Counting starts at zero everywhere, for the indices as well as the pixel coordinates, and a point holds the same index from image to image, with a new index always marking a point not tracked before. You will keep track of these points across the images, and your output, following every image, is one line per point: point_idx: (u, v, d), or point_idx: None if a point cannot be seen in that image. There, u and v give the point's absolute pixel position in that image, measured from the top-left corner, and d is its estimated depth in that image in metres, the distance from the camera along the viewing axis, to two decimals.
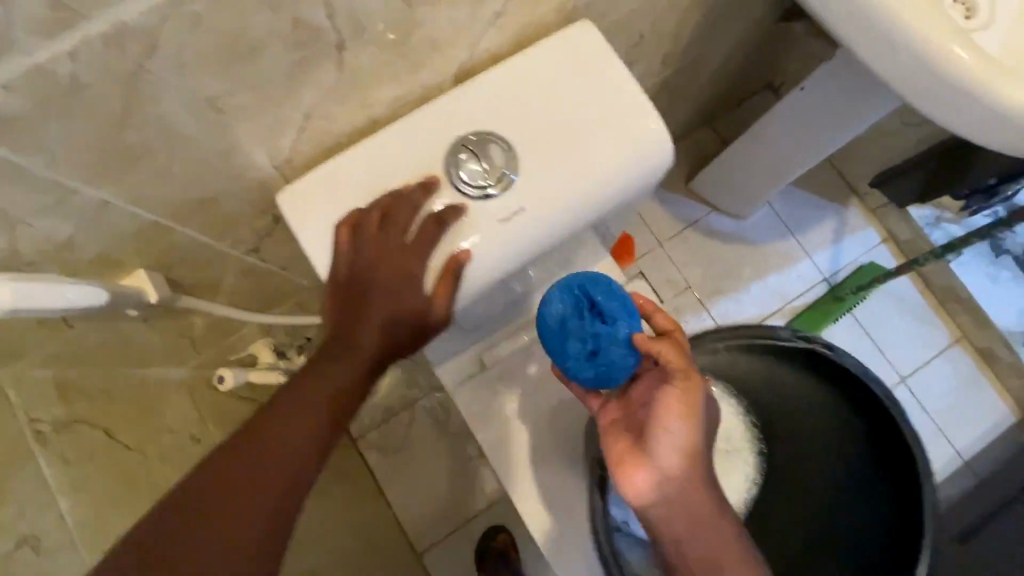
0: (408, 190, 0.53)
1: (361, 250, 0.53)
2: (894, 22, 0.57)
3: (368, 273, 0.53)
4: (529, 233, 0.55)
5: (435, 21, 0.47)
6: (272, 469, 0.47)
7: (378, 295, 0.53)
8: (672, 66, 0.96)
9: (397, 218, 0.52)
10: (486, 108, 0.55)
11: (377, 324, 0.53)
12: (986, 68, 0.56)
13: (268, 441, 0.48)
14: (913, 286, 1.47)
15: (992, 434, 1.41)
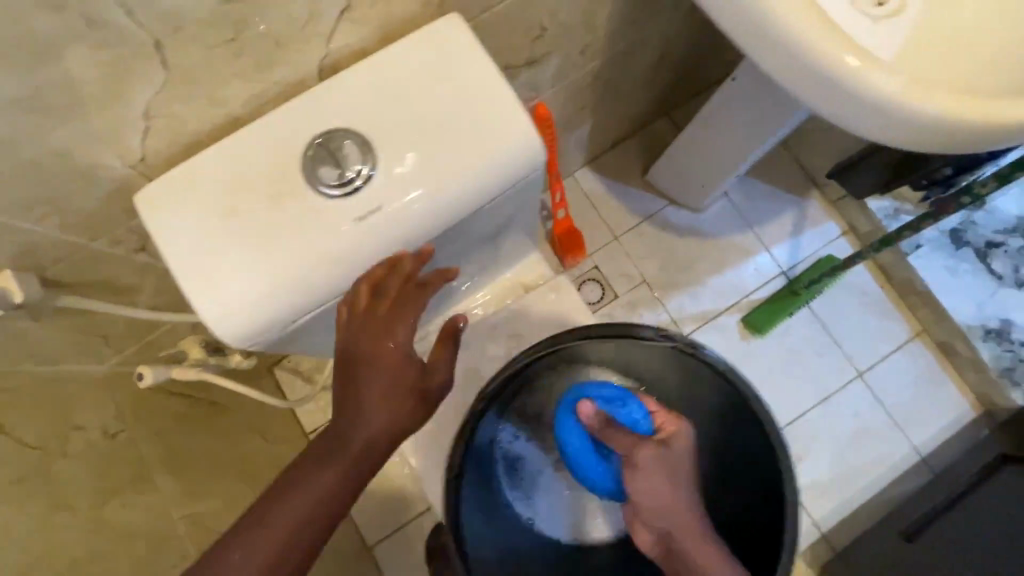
0: (398, 260, 0.55)
1: (352, 328, 0.53)
2: (775, 21, 0.54)
3: (358, 358, 0.52)
4: (386, 232, 0.55)
5: (268, 19, 0.47)
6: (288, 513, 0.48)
7: (366, 383, 0.51)
8: (597, 58, 0.95)
9: (387, 291, 0.54)
10: (346, 105, 0.55)
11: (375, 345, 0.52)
12: (873, 68, 0.52)
13: (272, 527, 0.48)
14: (873, 279, 1.44)
15: (950, 430, 1.38)
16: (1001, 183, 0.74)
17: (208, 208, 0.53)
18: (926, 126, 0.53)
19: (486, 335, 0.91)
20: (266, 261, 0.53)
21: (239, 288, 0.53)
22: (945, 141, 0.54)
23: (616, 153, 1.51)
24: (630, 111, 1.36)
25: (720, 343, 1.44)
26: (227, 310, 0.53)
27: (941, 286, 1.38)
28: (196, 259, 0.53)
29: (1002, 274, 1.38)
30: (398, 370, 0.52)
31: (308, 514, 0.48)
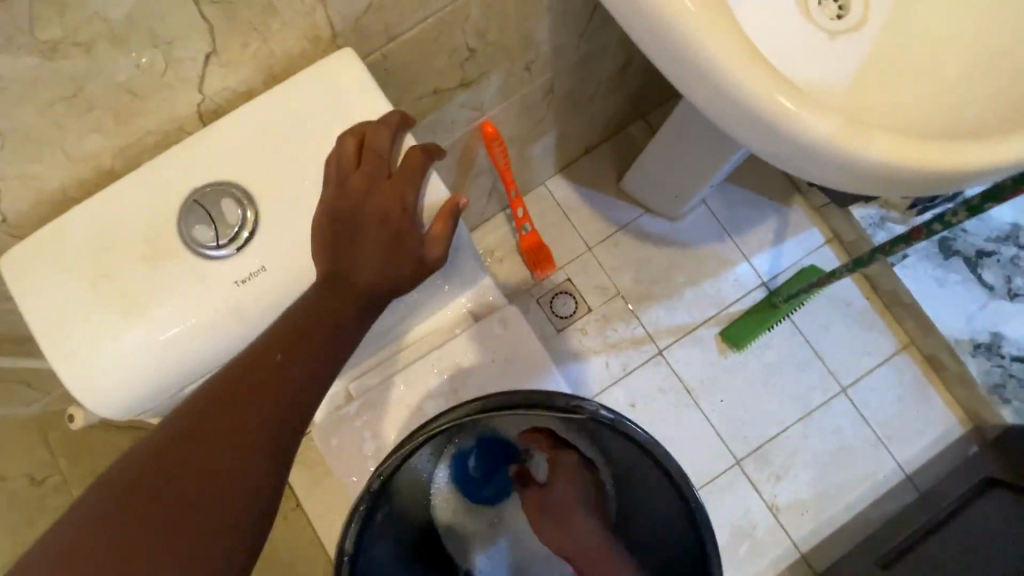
0: (385, 118, 0.51)
1: (342, 188, 0.50)
2: (699, 54, 0.48)
3: (355, 215, 0.50)
4: (271, 297, 0.51)
5: (115, 72, 0.42)
6: (254, 410, 0.44)
7: (365, 242, 0.50)
8: (547, 71, 0.89)
9: (379, 144, 0.50)
10: (228, 153, 0.50)
11: (364, 218, 0.50)
12: (805, 108, 0.47)
13: (245, 416, 0.44)
14: (857, 289, 1.38)
15: (938, 445, 1.33)
16: (970, 214, 0.68)
17: (76, 271, 0.49)
18: (863, 174, 0.48)
19: (431, 369, 0.86)
20: (139, 328, 0.49)
21: (110, 357, 0.49)
22: (886, 188, 0.49)
23: (588, 159, 1.45)
24: (599, 117, 1.30)
25: (698, 358, 1.38)
26: (98, 382, 0.49)
27: (929, 298, 1.32)
28: (65, 327, 0.49)
29: (994, 285, 1.31)
30: (398, 230, 0.50)
31: (284, 397, 0.46)
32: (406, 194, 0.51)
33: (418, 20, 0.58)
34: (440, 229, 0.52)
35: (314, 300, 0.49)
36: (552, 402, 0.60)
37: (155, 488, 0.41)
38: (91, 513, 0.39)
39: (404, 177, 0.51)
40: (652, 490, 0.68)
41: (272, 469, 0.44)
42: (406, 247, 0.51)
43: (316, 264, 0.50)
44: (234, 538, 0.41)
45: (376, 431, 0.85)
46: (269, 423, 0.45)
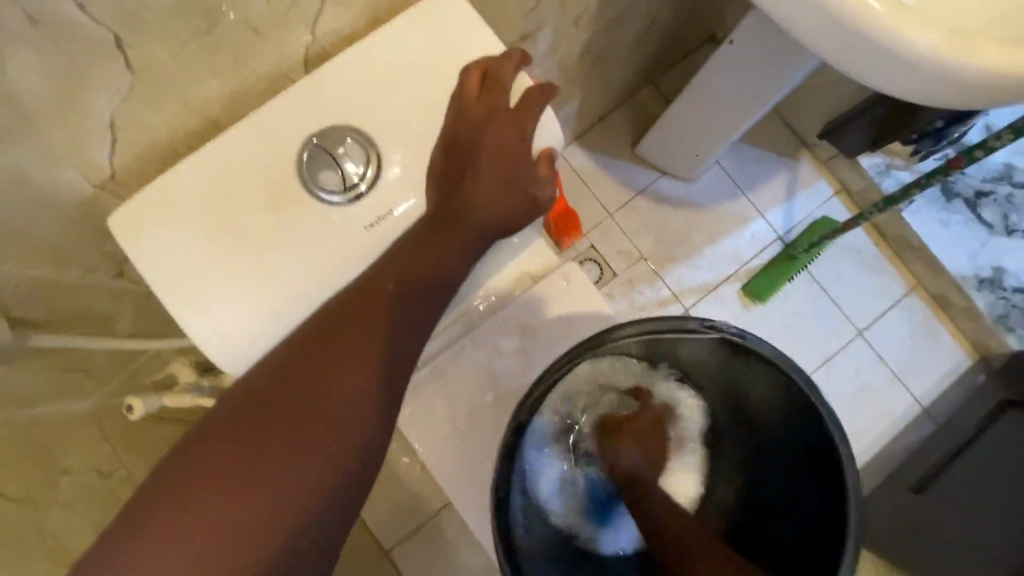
0: (507, 53, 0.51)
1: (460, 121, 0.50)
2: None
3: (475, 146, 0.49)
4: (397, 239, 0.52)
5: (247, 4, 0.41)
6: (376, 338, 0.46)
7: (480, 174, 0.50)
8: (589, 27, 0.89)
9: (501, 76, 0.50)
10: (341, 99, 0.49)
11: (484, 151, 0.49)
12: (908, 21, 0.49)
13: (368, 340, 0.45)
14: (866, 236, 1.45)
15: (950, 377, 1.41)
16: (1016, 135, 0.73)
17: (196, 227, 0.48)
18: (957, 82, 0.50)
19: (498, 330, 0.86)
20: (267, 279, 0.49)
21: (238, 310, 0.49)
22: (973, 97, 0.52)
23: (603, 127, 1.46)
24: (616, 83, 1.31)
25: (724, 314, 1.42)
26: (226, 335, 0.49)
27: (936, 239, 1.39)
28: (187, 285, 0.48)
29: (992, 223, 1.39)
30: (514, 165, 0.50)
31: (406, 324, 0.47)
32: (526, 127, 0.50)
33: None
34: (546, 171, 0.52)
35: (426, 237, 0.49)
36: (688, 328, 0.63)
37: (279, 407, 0.42)
38: (219, 423, 0.41)
39: (524, 111, 0.50)
40: (770, 416, 0.71)
41: (382, 400, 0.45)
42: (522, 183, 0.51)
43: (429, 202, 0.51)
44: (349, 460, 0.43)
45: (447, 396, 0.85)
46: (388, 351, 0.46)
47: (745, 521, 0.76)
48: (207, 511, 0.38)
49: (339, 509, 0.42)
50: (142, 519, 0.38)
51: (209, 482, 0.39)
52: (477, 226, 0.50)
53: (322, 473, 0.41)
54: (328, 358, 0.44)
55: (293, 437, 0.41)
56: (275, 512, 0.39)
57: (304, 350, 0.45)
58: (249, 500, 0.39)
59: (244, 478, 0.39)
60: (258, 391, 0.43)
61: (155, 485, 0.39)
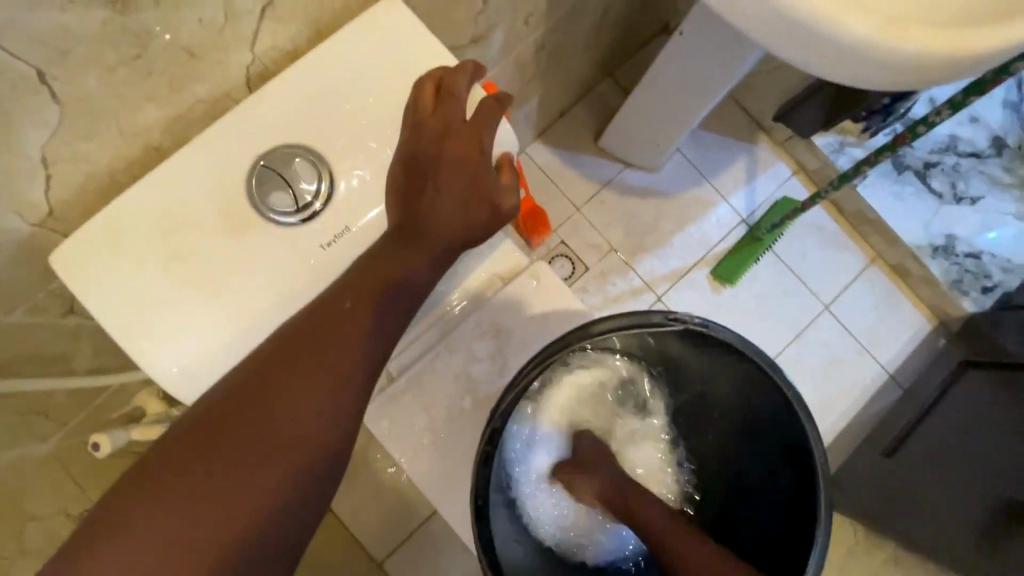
0: (460, 66, 0.51)
1: (415, 133, 0.49)
2: None
3: (433, 160, 0.49)
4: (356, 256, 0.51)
5: (178, 25, 0.39)
6: (337, 354, 0.45)
7: (437, 187, 0.49)
8: (541, 24, 0.89)
9: (455, 89, 0.49)
10: (289, 119, 0.48)
11: (442, 164, 0.49)
12: (842, 9, 0.50)
13: (329, 357, 0.44)
14: (825, 214, 1.49)
15: (912, 342, 1.47)
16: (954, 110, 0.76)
17: (146, 259, 0.46)
18: (893, 64, 0.52)
19: (472, 335, 0.85)
20: (229, 305, 0.48)
21: (197, 340, 0.47)
22: (907, 78, 0.54)
23: (565, 122, 1.47)
24: (574, 79, 1.32)
25: (694, 298, 1.44)
26: (188, 366, 0.47)
27: (890, 212, 1.44)
28: (143, 317, 0.46)
29: (942, 192, 1.45)
30: (476, 175, 0.49)
31: (368, 340, 0.46)
32: (484, 137, 0.50)
33: None
34: (509, 178, 0.52)
35: (383, 251, 0.48)
36: (654, 322, 0.64)
37: (235, 430, 0.41)
38: (170, 447, 0.40)
39: (479, 122, 0.50)
40: (743, 400, 0.73)
41: (339, 417, 0.44)
42: (484, 194, 0.50)
43: (389, 216, 0.50)
44: (302, 480, 0.42)
45: (426, 405, 0.85)
46: (349, 367, 0.45)
47: (722, 502, 0.78)
48: (154, 538, 0.37)
49: (292, 529, 0.41)
50: (87, 546, 0.37)
51: (156, 509, 0.38)
52: (439, 239, 0.49)
53: (271, 494, 0.40)
54: (287, 378, 0.43)
55: (247, 462, 0.40)
56: (230, 535, 0.38)
57: (257, 371, 0.44)
58: (196, 525, 0.38)
59: (192, 504, 0.38)
60: (207, 412, 0.42)
61: (101, 512, 0.38)
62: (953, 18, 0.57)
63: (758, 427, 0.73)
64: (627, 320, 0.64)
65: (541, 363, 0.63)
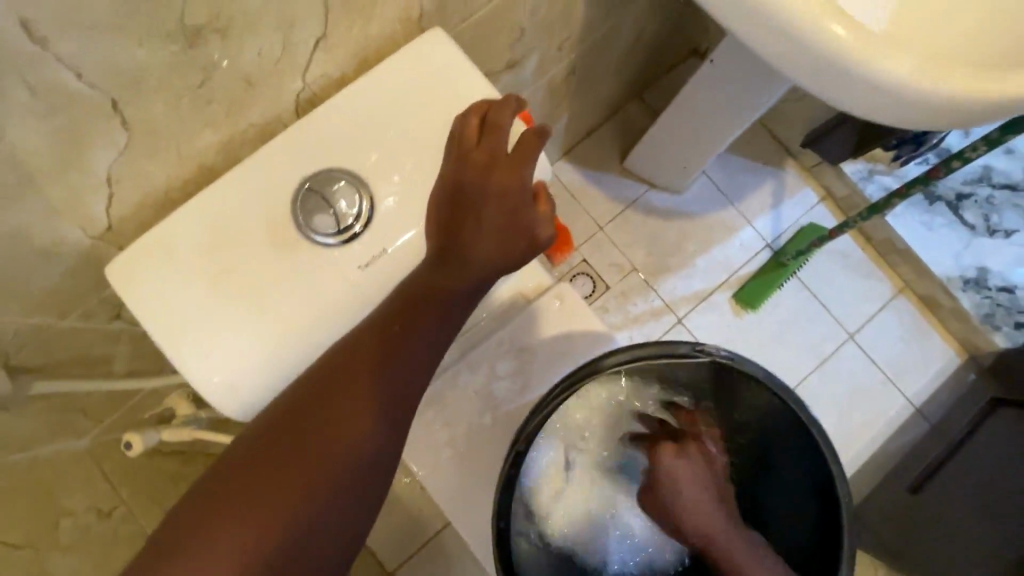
0: (505, 99, 0.50)
1: (459, 167, 0.49)
2: (779, 9, 0.51)
3: (475, 194, 0.49)
4: (390, 279, 0.52)
5: (240, 58, 0.41)
6: (383, 376, 0.46)
7: (479, 220, 0.49)
8: (574, 50, 0.90)
9: (499, 123, 0.49)
10: (334, 144, 0.50)
11: (483, 200, 0.48)
12: (881, 50, 0.50)
13: (374, 378, 0.46)
14: (853, 241, 1.47)
15: (940, 376, 1.43)
16: (990, 147, 0.75)
17: (194, 273, 0.48)
18: (927, 104, 0.52)
19: (494, 352, 0.86)
20: (269, 321, 0.50)
21: (240, 355, 0.49)
22: (946, 120, 0.53)
23: (591, 142, 1.48)
24: (602, 100, 1.33)
25: (715, 321, 1.43)
26: (227, 380, 0.49)
27: (920, 242, 1.42)
28: (189, 329, 0.48)
29: (974, 224, 1.42)
30: (517, 209, 0.49)
31: (409, 361, 0.47)
32: (525, 170, 0.48)
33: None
34: (548, 209, 0.50)
35: (426, 280, 0.49)
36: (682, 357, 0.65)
37: (289, 446, 0.43)
38: (234, 461, 0.43)
39: (521, 155, 0.48)
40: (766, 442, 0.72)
41: (387, 436, 0.45)
42: (524, 228, 0.49)
43: (429, 244, 0.51)
44: (352, 494, 0.43)
45: (446, 420, 0.85)
46: (395, 389, 0.46)
47: None
48: (214, 548, 0.39)
49: (342, 541, 0.43)
50: (157, 554, 0.39)
51: (220, 521, 0.40)
52: (478, 270, 0.49)
53: (309, 518, 0.41)
54: (337, 394, 0.45)
55: (300, 475, 0.42)
56: (284, 544, 0.40)
57: (311, 391, 0.46)
58: (254, 535, 0.40)
59: (250, 516, 0.40)
60: (268, 430, 0.44)
61: (173, 524, 0.40)
62: (990, 58, 0.57)
63: (791, 475, 0.70)
64: (650, 351, 0.64)
65: (559, 396, 0.63)
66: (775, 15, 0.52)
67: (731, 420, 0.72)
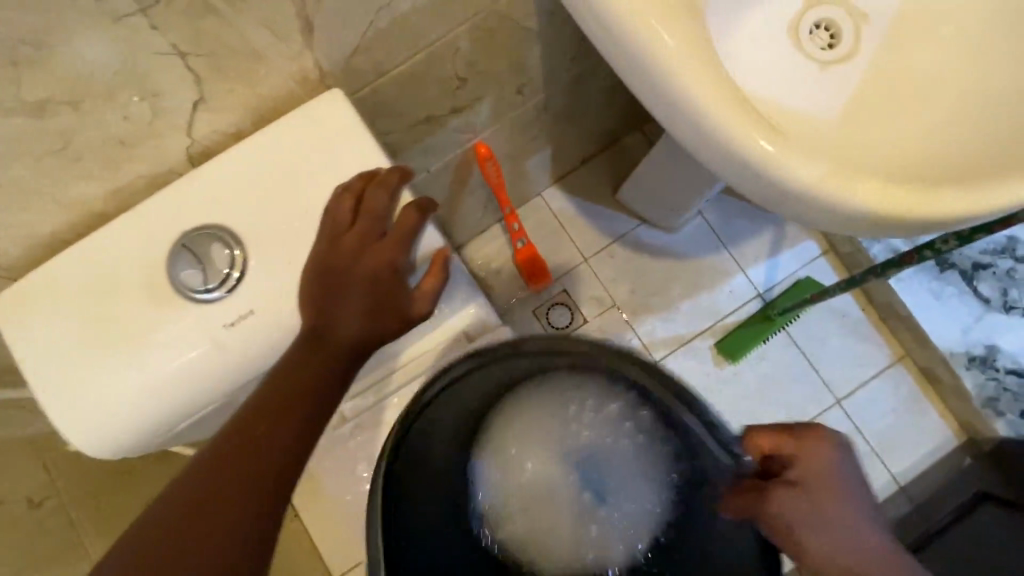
0: (383, 173, 0.52)
1: (328, 246, 0.51)
2: (683, 101, 0.48)
3: (347, 275, 0.50)
4: (260, 340, 0.52)
5: (103, 124, 0.43)
6: (262, 454, 0.45)
7: (351, 296, 0.50)
8: (540, 92, 0.88)
9: (373, 204, 0.51)
10: (219, 202, 0.51)
11: (359, 281, 0.50)
12: (788, 153, 0.47)
13: (252, 455, 0.44)
14: (853, 300, 1.39)
15: (932, 455, 1.33)
16: (959, 243, 0.69)
17: (67, 316, 0.50)
18: (845, 217, 0.48)
19: None
20: (139, 370, 0.50)
21: (101, 400, 0.50)
22: (865, 229, 0.49)
23: (586, 171, 1.45)
24: (596, 131, 1.30)
25: (693, 371, 1.38)
26: (90, 423, 0.50)
27: (924, 310, 1.31)
28: (56, 368, 0.50)
29: (990, 298, 1.29)
30: (390, 290, 0.51)
31: (296, 432, 0.46)
32: (399, 251, 0.52)
33: (403, 58, 0.57)
34: (433, 282, 0.54)
35: (291, 367, 0.48)
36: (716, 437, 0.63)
37: (159, 556, 0.41)
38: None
39: (397, 237, 0.52)
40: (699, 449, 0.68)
41: (268, 515, 0.44)
42: (395, 308, 0.51)
43: (301, 319, 0.51)
44: None
45: (369, 454, 0.85)
46: (272, 463, 0.45)
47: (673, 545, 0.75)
48: None
49: None
50: None
51: None
52: (344, 346, 0.50)
53: None
54: (218, 481, 0.43)
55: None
56: None
57: (188, 482, 0.44)
58: None
59: None
60: (141, 535, 0.41)
61: None
62: (923, 171, 0.53)
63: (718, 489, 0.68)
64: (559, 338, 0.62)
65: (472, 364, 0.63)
66: (678, 107, 0.49)
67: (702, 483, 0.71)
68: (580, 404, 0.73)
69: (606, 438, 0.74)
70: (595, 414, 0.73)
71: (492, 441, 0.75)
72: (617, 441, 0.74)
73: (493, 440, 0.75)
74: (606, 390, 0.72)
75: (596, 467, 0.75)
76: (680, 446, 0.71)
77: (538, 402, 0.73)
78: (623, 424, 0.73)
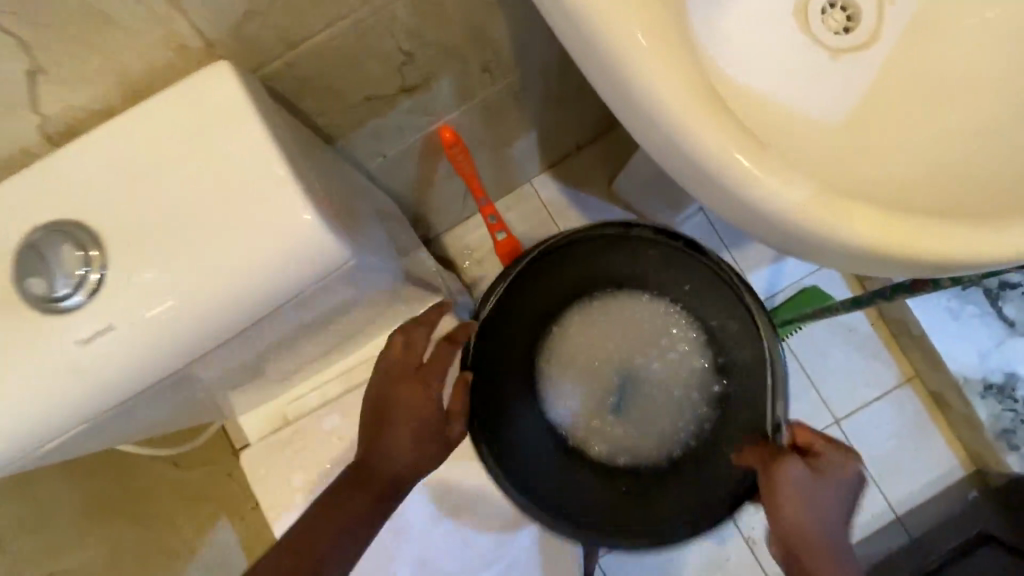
0: (427, 315, 0.70)
1: (381, 379, 0.66)
2: (631, 93, 0.39)
3: (393, 407, 0.64)
4: (122, 361, 0.45)
5: None
6: (324, 531, 0.61)
7: (395, 427, 0.64)
8: (514, 71, 0.78)
9: (414, 342, 0.67)
10: (86, 195, 0.45)
11: (399, 415, 0.64)
12: (758, 163, 0.37)
13: (318, 537, 0.61)
14: (863, 314, 1.28)
15: (934, 487, 1.24)
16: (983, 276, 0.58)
17: None
18: (828, 251, 0.39)
19: None
20: None
21: None
22: (854, 267, 0.40)
23: (582, 159, 1.34)
24: (591, 116, 1.19)
25: None
26: None
27: (939, 331, 1.17)
28: None
29: (1014, 321, 1.16)
30: (421, 420, 0.65)
31: (359, 513, 0.63)
32: (430, 378, 0.66)
33: (316, 26, 0.48)
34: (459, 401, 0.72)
35: (344, 494, 0.64)
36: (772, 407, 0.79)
37: None
38: None
39: (431, 369, 0.66)
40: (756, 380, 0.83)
41: None
42: (430, 433, 0.66)
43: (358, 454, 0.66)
44: None
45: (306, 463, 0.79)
46: (339, 540, 0.62)
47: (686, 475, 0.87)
48: None
49: None
50: None
51: None
52: (388, 473, 0.65)
53: None
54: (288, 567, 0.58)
55: None
56: None
57: None
58: None
59: None
60: None
61: None
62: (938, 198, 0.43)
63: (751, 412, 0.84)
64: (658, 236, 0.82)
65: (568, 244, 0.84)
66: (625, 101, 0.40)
67: (734, 412, 0.87)
68: (659, 328, 0.91)
69: (665, 367, 0.91)
70: (673, 339, 0.91)
71: (566, 329, 0.91)
72: (677, 370, 0.91)
73: (566, 329, 0.91)
74: (688, 316, 0.88)
75: (641, 385, 0.92)
76: (722, 383, 0.88)
77: (622, 314, 0.91)
78: (692, 353, 0.90)
